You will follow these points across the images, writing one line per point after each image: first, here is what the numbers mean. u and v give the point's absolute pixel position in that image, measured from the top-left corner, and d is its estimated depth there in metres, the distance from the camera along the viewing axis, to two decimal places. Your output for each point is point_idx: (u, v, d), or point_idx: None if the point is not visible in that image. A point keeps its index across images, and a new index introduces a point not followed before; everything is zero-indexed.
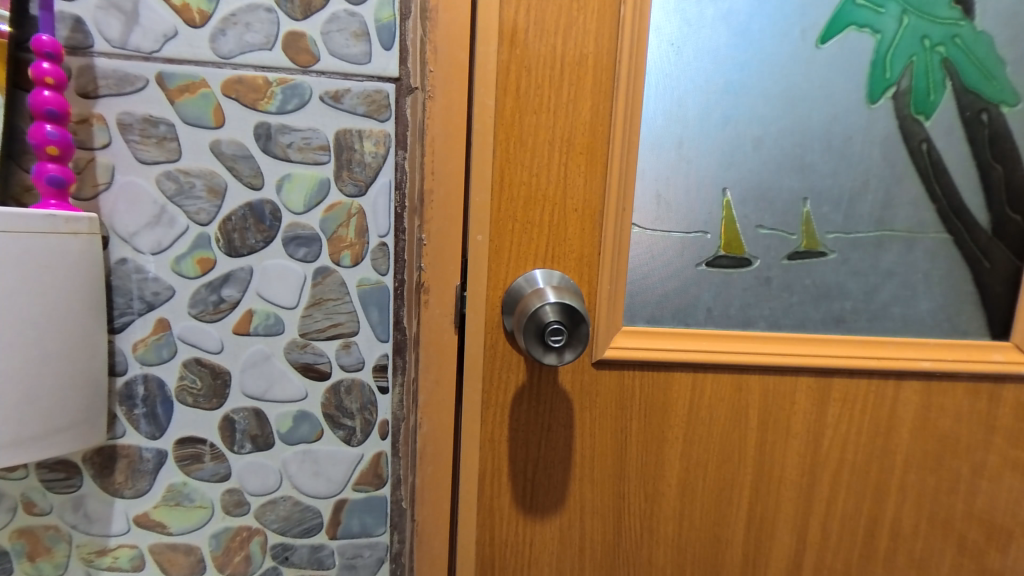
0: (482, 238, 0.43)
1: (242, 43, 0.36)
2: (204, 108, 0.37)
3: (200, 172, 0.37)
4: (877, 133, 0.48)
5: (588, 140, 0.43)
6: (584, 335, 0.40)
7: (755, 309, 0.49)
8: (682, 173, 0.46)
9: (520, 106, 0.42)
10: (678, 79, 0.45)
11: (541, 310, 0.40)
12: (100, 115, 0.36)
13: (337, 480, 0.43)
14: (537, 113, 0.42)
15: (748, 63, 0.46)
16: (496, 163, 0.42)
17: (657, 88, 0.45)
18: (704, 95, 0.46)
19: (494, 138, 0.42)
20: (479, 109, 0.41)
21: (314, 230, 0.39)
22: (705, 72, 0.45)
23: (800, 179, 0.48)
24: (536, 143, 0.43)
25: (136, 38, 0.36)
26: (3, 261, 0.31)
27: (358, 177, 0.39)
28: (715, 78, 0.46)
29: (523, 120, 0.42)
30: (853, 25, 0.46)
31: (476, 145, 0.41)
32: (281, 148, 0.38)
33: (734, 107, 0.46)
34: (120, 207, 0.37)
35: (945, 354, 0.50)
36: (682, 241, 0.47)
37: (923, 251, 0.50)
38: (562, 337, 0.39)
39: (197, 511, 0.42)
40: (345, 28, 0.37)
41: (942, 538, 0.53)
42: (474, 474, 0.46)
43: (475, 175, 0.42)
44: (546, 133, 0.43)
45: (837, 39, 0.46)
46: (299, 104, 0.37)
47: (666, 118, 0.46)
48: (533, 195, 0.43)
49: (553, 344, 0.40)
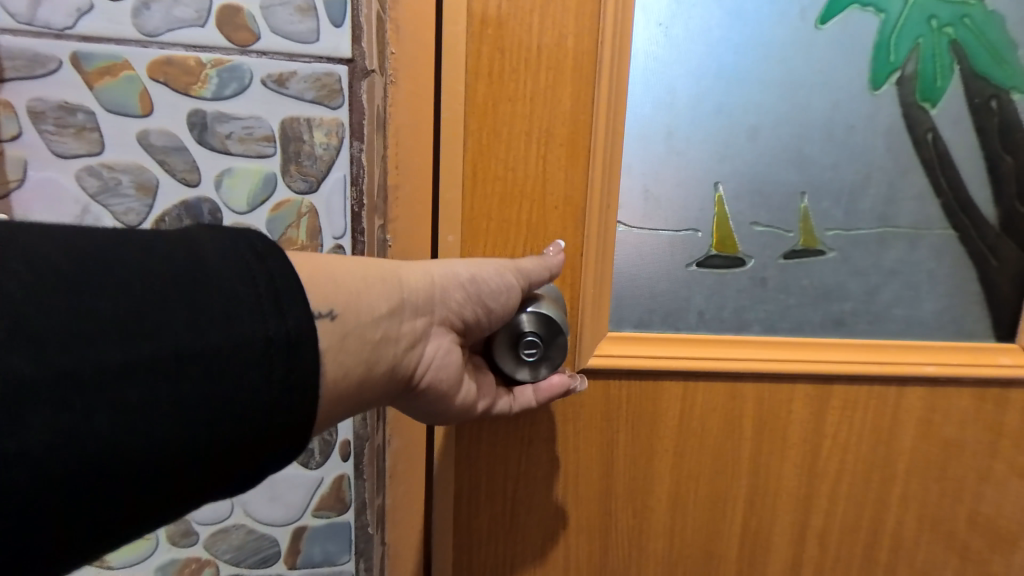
0: (453, 238, 0.39)
1: (169, 19, 0.32)
2: (129, 93, 0.32)
3: (127, 167, 0.33)
4: (880, 123, 0.44)
5: (570, 129, 0.39)
6: (562, 347, 0.36)
7: (749, 312, 0.46)
8: (672, 166, 0.43)
9: (494, 92, 0.38)
10: (668, 65, 0.41)
11: (513, 318, 0.36)
12: (8, 102, 0.32)
13: (295, 506, 0.39)
14: (512, 101, 0.38)
15: (743, 45, 0.42)
16: (467, 155, 0.38)
17: (644, 74, 0.41)
18: (695, 82, 0.42)
19: (465, 126, 0.38)
20: (449, 96, 0.37)
21: (260, 232, 0.35)
22: (696, 55, 0.42)
23: (798, 173, 0.44)
24: (511, 133, 0.39)
25: (45, 12, 0.31)
26: None
27: (309, 172, 0.35)
28: (707, 62, 0.42)
29: (496, 107, 0.38)
30: (856, 3, 0.43)
31: (445, 132, 0.38)
32: (219, 139, 0.33)
33: (727, 95, 0.42)
34: (35, 207, 0.33)
35: (950, 357, 0.47)
36: (671, 240, 0.44)
37: (927, 249, 0.47)
38: (536, 350, 0.36)
39: (140, 543, 0.38)
40: (289, 2, 0.33)
41: (946, 548, 0.51)
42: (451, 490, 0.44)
43: (445, 168, 0.38)
44: (523, 123, 0.39)
45: (839, 20, 0.43)
46: (238, 89, 0.33)
47: (654, 106, 0.42)
48: (509, 191, 0.39)
49: (526, 357, 0.36)
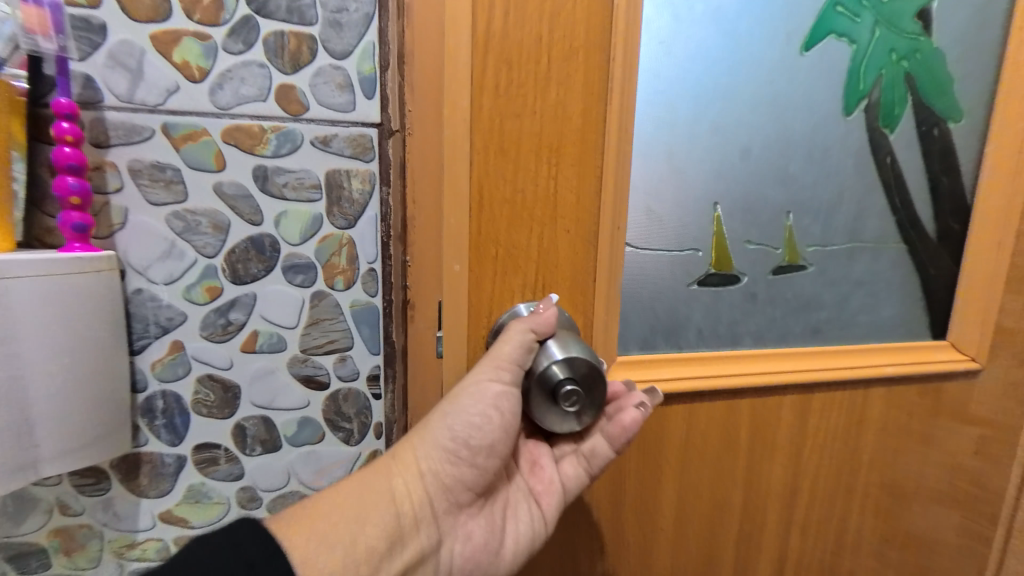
0: (459, 267, 0.43)
1: (238, 95, 0.40)
2: (206, 154, 0.41)
3: (204, 211, 0.42)
4: (851, 143, 0.54)
5: (577, 140, 0.44)
6: (596, 398, 0.41)
7: (741, 326, 0.55)
8: (672, 183, 0.50)
9: (500, 111, 0.41)
10: (667, 79, 0.48)
11: (548, 370, 0.40)
12: (112, 163, 0.40)
13: (338, 476, 0.48)
14: (518, 117, 0.42)
15: (738, 68, 0.49)
16: (473, 180, 0.42)
17: (647, 91, 0.47)
18: (694, 103, 0.49)
19: (473, 147, 0.41)
20: (453, 111, 0.40)
21: (310, 259, 0.44)
22: (693, 74, 0.48)
23: (783, 190, 0.53)
24: (519, 157, 0.42)
25: (141, 92, 0.39)
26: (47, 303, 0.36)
27: (347, 212, 0.44)
28: (704, 80, 0.49)
29: (505, 123, 0.42)
30: (833, 34, 0.51)
31: (448, 157, 0.41)
32: (276, 187, 0.42)
33: (722, 111, 0.50)
34: (134, 243, 0.42)
35: (906, 359, 0.57)
36: (672, 258, 0.52)
37: (886, 260, 0.57)
38: (576, 400, 0.40)
39: (216, 507, 0.47)
40: (331, 80, 0.42)
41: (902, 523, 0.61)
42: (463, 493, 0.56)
43: (450, 192, 0.41)
44: (529, 138, 0.43)
45: (819, 47, 0.51)
46: (292, 148, 0.42)
47: (655, 126, 0.48)
48: (515, 214, 0.44)
49: (568, 407, 0.41)
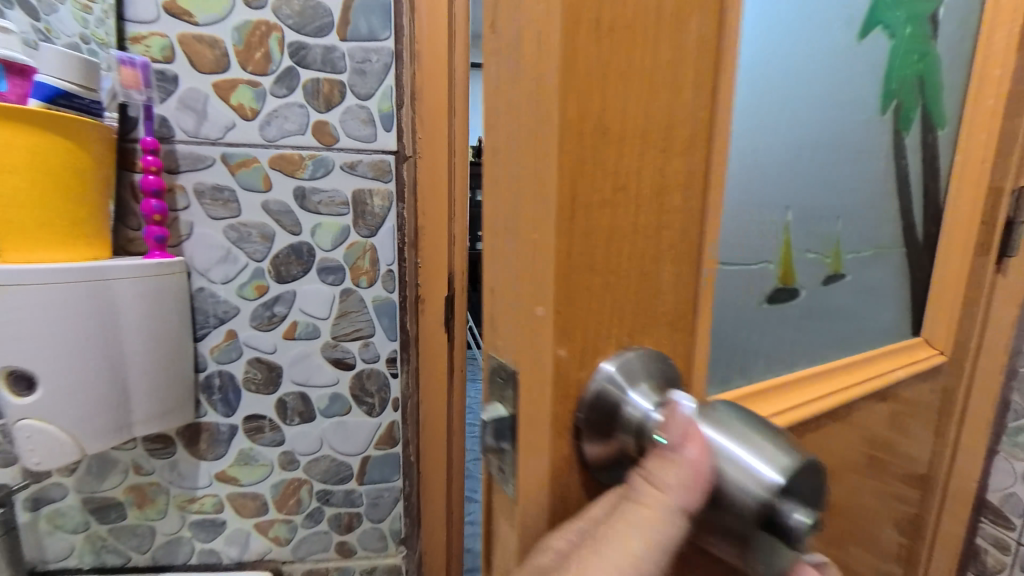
0: (544, 310, 0.22)
1: (283, 130, 0.50)
2: (257, 178, 0.51)
3: (255, 224, 0.52)
4: (879, 145, 0.50)
5: (704, 72, 0.24)
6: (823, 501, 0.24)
7: (804, 351, 0.45)
8: (750, 171, 0.37)
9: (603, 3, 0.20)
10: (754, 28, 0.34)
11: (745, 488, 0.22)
12: (181, 185, 0.50)
13: (362, 442, 0.58)
14: (628, 28, 0.21)
15: (805, 35, 0.39)
16: (560, 141, 0.20)
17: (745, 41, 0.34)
18: (778, 79, 0.38)
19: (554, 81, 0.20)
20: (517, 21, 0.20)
21: (339, 262, 0.54)
22: (779, 39, 0.37)
23: (827, 193, 0.46)
24: (627, 96, 0.22)
25: (205, 129, 0.49)
26: (144, 298, 0.46)
27: (370, 223, 0.53)
28: (775, 54, 0.37)
29: (601, 27, 0.20)
30: (880, 26, 0.45)
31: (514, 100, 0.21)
32: (313, 204, 0.52)
33: (798, 94, 0.40)
34: (198, 251, 0.51)
35: (906, 358, 0.54)
36: (752, 274, 0.40)
37: (886, 266, 0.54)
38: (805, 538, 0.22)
39: (261, 468, 0.57)
40: (356, 117, 0.51)
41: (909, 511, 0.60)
42: (451, 467, 0.64)
43: (525, 163, 0.21)
44: (645, 66, 0.22)
45: (871, 38, 0.45)
46: (325, 172, 0.51)
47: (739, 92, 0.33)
48: (617, 204, 0.23)
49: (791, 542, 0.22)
